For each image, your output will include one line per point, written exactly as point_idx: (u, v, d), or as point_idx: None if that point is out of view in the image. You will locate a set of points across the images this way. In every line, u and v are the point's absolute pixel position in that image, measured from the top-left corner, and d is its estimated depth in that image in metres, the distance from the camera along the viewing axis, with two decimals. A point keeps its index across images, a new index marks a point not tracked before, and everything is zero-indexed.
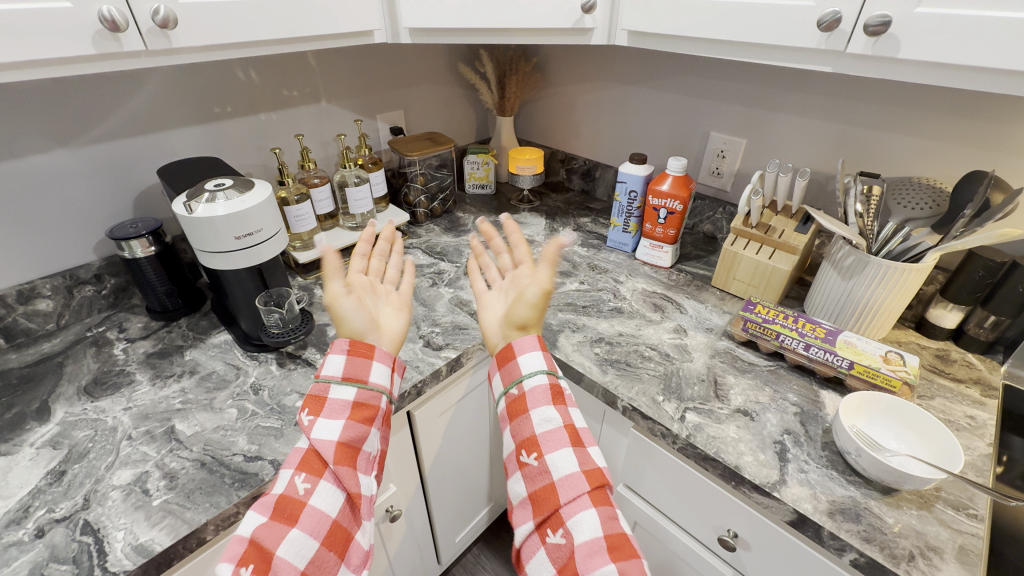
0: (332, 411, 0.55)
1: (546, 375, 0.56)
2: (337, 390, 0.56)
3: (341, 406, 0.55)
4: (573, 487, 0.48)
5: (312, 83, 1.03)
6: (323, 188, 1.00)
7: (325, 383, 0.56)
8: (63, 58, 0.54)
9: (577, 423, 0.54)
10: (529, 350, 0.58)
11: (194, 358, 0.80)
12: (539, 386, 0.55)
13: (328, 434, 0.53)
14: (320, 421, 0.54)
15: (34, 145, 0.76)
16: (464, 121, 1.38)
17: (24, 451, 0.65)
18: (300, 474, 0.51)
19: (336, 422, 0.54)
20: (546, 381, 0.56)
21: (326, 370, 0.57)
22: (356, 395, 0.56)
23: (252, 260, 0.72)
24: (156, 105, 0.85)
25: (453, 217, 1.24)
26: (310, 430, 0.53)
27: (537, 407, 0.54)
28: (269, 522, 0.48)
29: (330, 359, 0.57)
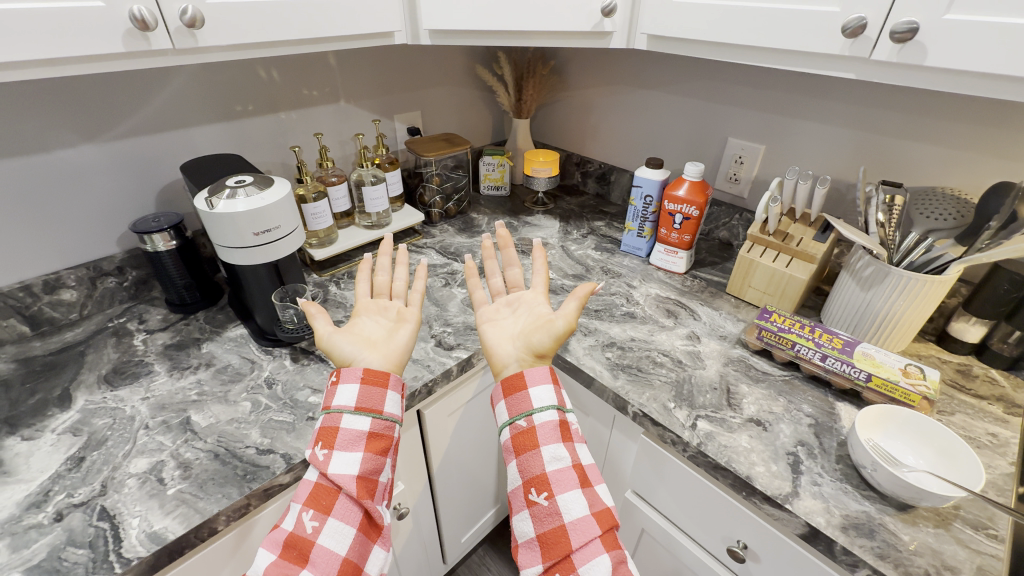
0: (345, 442, 0.55)
1: (556, 411, 0.56)
2: (349, 418, 0.57)
3: (359, 437, 0.56)
4: (585, 531, 0.49)
5: (332, 83, 1.04)
6: (340, 186, 1.01)
7: (337, 412, 0.57)
8: (93, 55, 0.56)
9: (584, 460, 0.54)
10: (539, 381, 0.58)
11: (210, 351, 0.82)
12: (549, 424, 0.55)
13: (344, 468, 0.54)
14: (336, 455, 0.55)
15: (64, 139, 0.78)
16: (481, 123, 1.39)
17: (46, 437, 0.67)
18: (314, 509, 0.52)
19: (354, 457, 0.55)
20: (556, 417, 0.56)
21: (336, 399, 0.58)
22: (369, 426, 0.57)
23: (270, 255, 0.73)
24: (181, 102, 0.87)
25: (468, 218, 1.24)
26: (325, 463, 0.54)
27: (546, 444, 0.54)
28: (279, 560, 0.50)
29: (342, 388, 0.58)
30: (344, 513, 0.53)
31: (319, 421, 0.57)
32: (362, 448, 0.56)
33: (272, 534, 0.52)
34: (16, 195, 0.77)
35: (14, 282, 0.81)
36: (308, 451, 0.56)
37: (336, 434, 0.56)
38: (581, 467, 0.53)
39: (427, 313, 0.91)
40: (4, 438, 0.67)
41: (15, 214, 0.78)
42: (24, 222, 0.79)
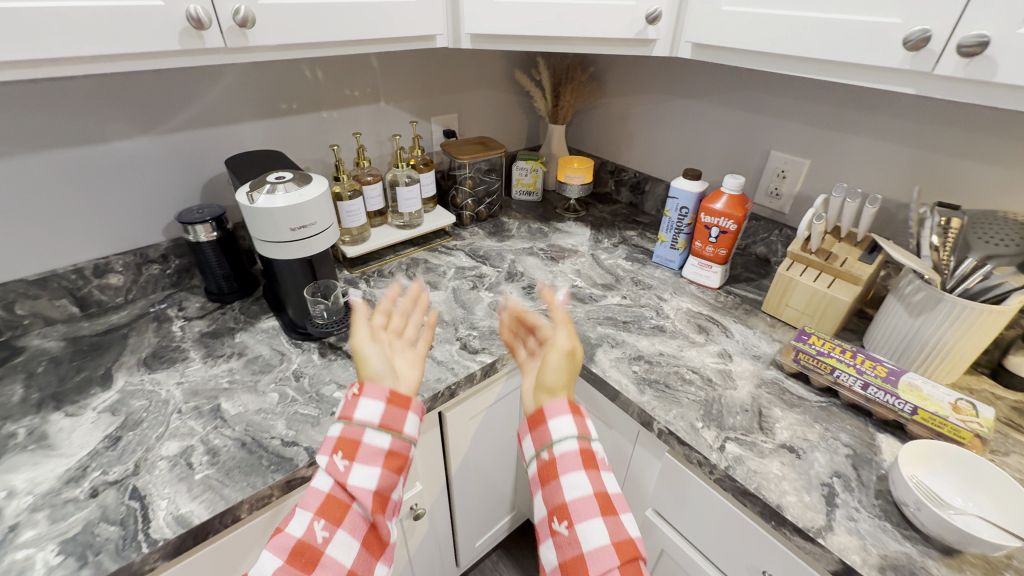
0: (364, 455, 0.56)
1: (580, 439, 0.55)
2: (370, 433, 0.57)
3: (377, 451, 0.56)
4: (605, 561, 0.47)
5: (373, 84, 1.06)
6: (375, 185, 1.02)
7: (357, 426, 0.57)
8: (151, 52, 0.58)
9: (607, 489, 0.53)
10: (560, 413, 0.57)
11: (243, 341, 0.84)
12: (574, 452, 0.54)
13: (361, 480, 0.54)
14: (353, 467, 0.55)
15: (120, 131, 0.82)
16: (516, 128, 1.39)
17: (87, 415, 0.70)
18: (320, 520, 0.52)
19: (371, 472, 0.55)
20: (581, 445, 0.55)
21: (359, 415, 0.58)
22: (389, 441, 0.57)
23: (305, 251, 0.74)
24: (230, 99, 0.90)
25: (499, 221, 1.24)
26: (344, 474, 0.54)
27: (569, 472, 0.53)
28: (285, 567, 0.49)
29: (366, 403, 0.58)
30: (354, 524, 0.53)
31: (336, 431, 0.56)
32: (380, 464, 0.56)
33: (277, 538, 0.51)
34: (73, 182, 0.81)
35: (68, 265, 0.85)
36: (322, 458, 0.55)
37: (355, 446, 0.56)
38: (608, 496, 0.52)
39: (453, 315, 0.92)
40: (50, 412, 0.70)
41: (72, 201, 0.82)
42: (80, 208, 0.83)
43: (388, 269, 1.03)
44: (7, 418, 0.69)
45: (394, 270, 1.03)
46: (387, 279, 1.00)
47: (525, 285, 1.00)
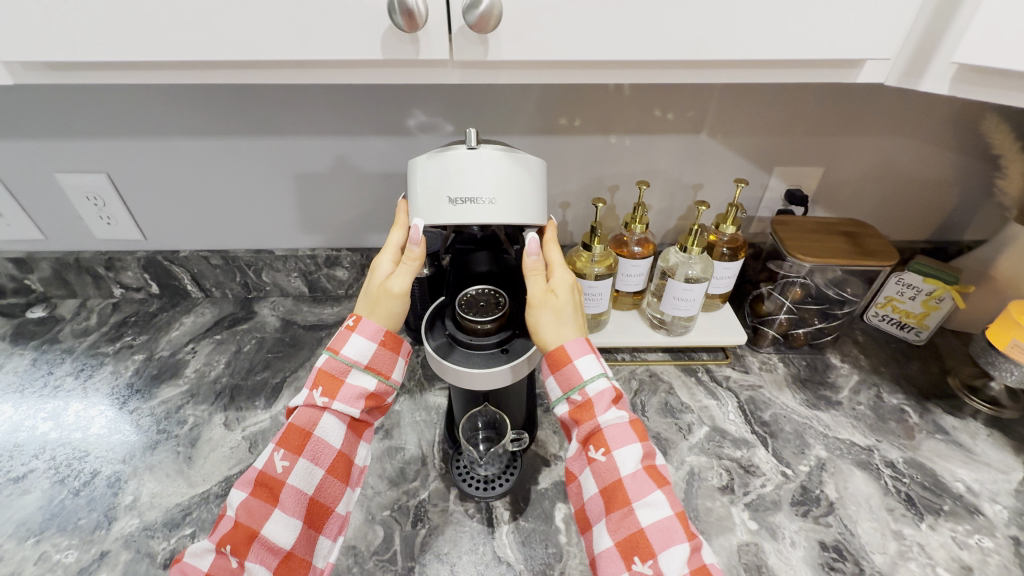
0: (616, 436, 0.42)
1: (609, 382, 0.45)
2: (587, 386, 0.44)
3: (622, 424, 0.43)
4: (635, 487, 0.41)
5: (702, 106, 0.68)
6: (639, 261, 0.68)
7: (574, 383, 0.44)
8: (351, 60, 0.37)
9: (623, 469, 0.41)
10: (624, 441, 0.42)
11: (399, 413, 0.67)
12: (602, 393, 0.44)
13: (630, 465, 0.41)
14: (615, 453, 0.42)
15: (374, 126, 0.69)
16: (924, 207, 0.79)
17: (234, 435, 0.65)
18: (626, 554, 0.39)
19: (653, 495, 0.40)
20: (610, 390, 0.44)
21: (575, 362, 0.45)
22: (627, 413, 0.44)
23: (461, 381, 0.47)
24: (500, 104, 0.67)
25: (821, 360, 0.74)
26: (614, 468, 0.41)
27: (610, 429, 0.43)
28: (292, 425, 0.46)
29: (579, 366, 0.45)
30: (663, 527, 0.39)
31: (319, 363, 0.47)
32: (637, 438, 0.43)
33: (304, 417, 0.46)
34: (324, 173, 0.74)
35: (309, 248, 0.83)
36: (304, 392, 0.47)
37: (588, 416, 0.44)
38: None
39: None
40: (218, 410, 0.68)
41: (321, 190, 0.76)
42: (328, 197, 0.77)
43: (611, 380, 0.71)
44: (193, 397, 0.70)
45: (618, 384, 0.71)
46: None
47: (825, 541, 0.53)
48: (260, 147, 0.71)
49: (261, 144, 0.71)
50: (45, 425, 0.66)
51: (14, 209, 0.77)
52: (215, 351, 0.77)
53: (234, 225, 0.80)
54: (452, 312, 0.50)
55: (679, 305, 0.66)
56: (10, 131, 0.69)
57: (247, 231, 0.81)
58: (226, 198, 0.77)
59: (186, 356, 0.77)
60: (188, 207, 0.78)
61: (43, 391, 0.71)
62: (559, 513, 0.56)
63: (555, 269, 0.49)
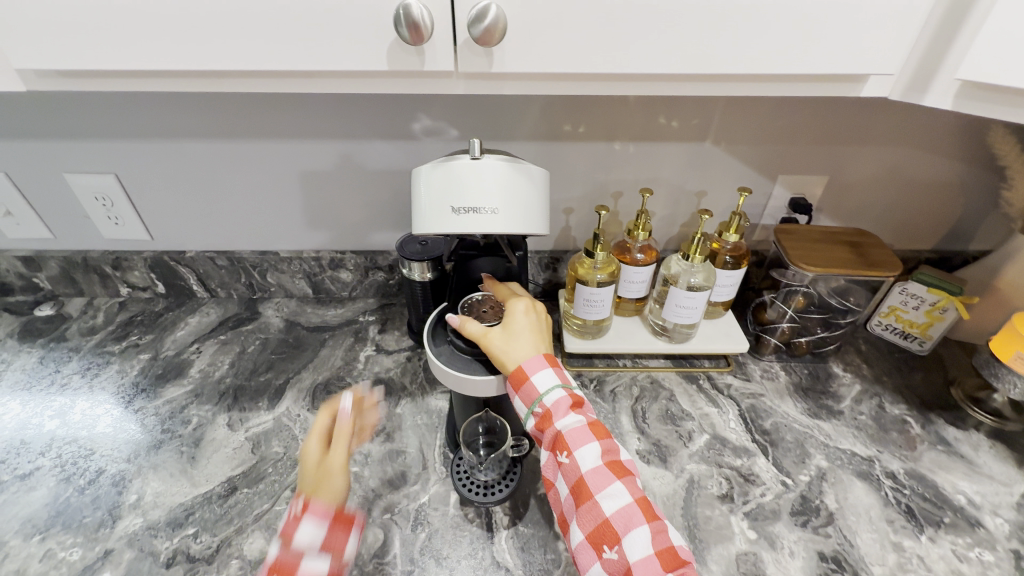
0: (574, 438, 0.43)
1: (567, 388, 0.46)
2: (545, 397, 0.45)
3: (580, 426, 0.44)
4: (595, 482, 0.41)
5: (706, 115, 0.68)
6: (642, 268, 0.68)
7: (531, 397, 0.45)
8: (357, 71, 0.38)
9: (584, 466, 0.42)
10: (584, 440, 0.43)
11: (400, 416, 0.68)
12: (558, 398, 0.45)
13: (591, 463, 0.42)
14: (575, 453, 0.43)
15: (379, 131, 0.70)
16: (929, 217, 0.79)
17: (238, 436, 0.65)
18: (595, 544, 0.39)
19: (613, 486, 0.41)
20: (567, 394, 0.45)
21: (534, 377, 0.45)
22: (586, 416, 0.46)
23: (465, 388, 0.47)
24: (505, 110, 0.68)
25: (823, 369, 0.74)
26: (575, 467, 0.42)
27: (569, 430, 0.44)
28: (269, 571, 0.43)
29: (536, 380, 0.45)
30: (624, 514, 0.39)
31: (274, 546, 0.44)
32: (595, 437, 0.44)
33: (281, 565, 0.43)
34: (329, 176, 0.75)
35: (313, 251, 0.84)
36: (280, 540, 0.44)
37: (549, 425, 0.45)
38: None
39: None
40: (222, 410, 0.69)
41: (326, 194, 0.77)
42: (333, 201, 0.78)
43: (612, 386, 0.72)
44: (197, 397, 0.71)
45: (619, 390, 0.71)
46: (602, 401, 0.69)
47: (824, 551, 0.53)
48: (267, 150, 0.72)
49: (267, 147, 0.71)
50: (51, 422, 0.67)
51: (24, 209, 0.78)
52: (219, 351, 0.78)
53: (239, 227, 0.81)
54: (459, 317, 0.51)
55: (682, 313, 0.66)
56: (21, 132, 0.70)
57: (252, 233, 0.82)
58: (232, 200, 0.78)
59: (191, 356, 0.77)
60: (194, 208, 0.78)
61: (50, 389, 0.72)
62: (558, 518, 0.56)
63: (509, 304, 0.50)
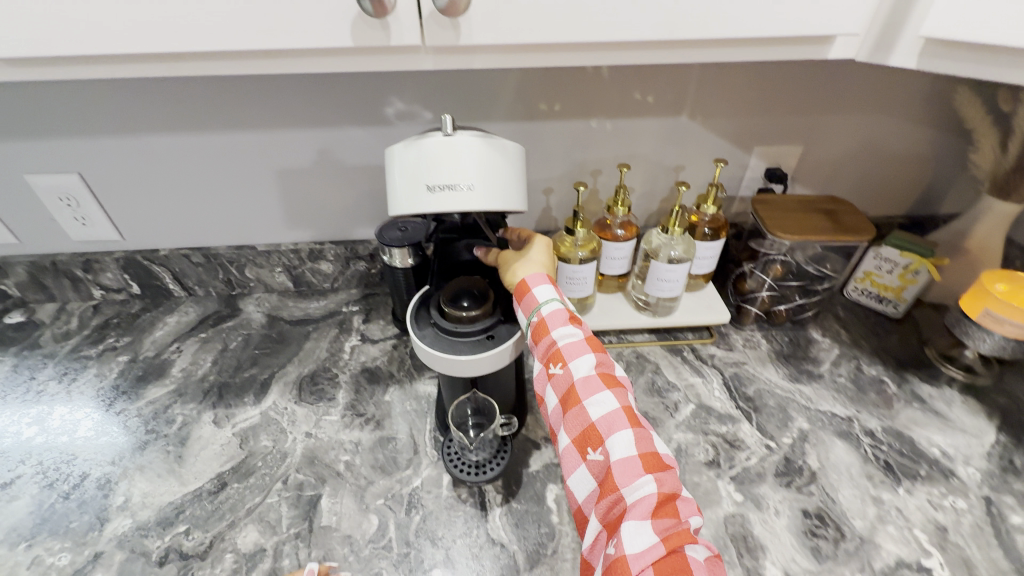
0: (569, 350, 0.46)
1: (564, 304, 0.48)
2: (542, 308, 0.47)
3: (580, 342, 0.47)
4: (587, 389, 0.44)
5: (680, 88, 0.68)
6: (623, 245, 0.69)
7: (531, 307, 0.48)
8: (321, 49, 0.37)
9: (577, 374, 0.45)
10: (578, 352, 0.45)
11: (389, 404, 0.67)
12: (555, 311, 0.47)
13: (583, 372, 0.44)
14: (569, 363, 0.45)
15: (352, 117, 0.68)
16: (900, 183, 0.81)
17: (225, 432, 0.65)
18: (581, 446, 0.42)
19: (602, 394, 0.43)
20: (564, 309, 0.47)
21: (534, 290, 0.48)
22: (583, 331, 0.48)
23: (453, 370, 0.46)
24: (479, 91, 0.67)
25: (803, 336, 0.76)
26: (568, 375, 0.45)
27: (564, 342, 0.46)
28: None
29: (536, 294, 0.48)
30: (611, 419, 0.41)
31: None
32: (591, 350, 0.46)
33: None
34: (303, 166, 0.73)
35: (291, 243, 0.82)
36: None
37: (545, 335, 0.47)
38: (663, 493, 0.38)
39: None
40: (207, 408, 0.68)
41: (300, 184, 0.75)
42: (309, 191, 0.76)
43: None
44: (180, 397, 0.70)
45: None
46: None
47: (808, 509, 0.55)
48: (236, 142, 0.70)
49: (237, 138, 0.70)
50: (29, 430, 0.65)
51: None
52: (200, 349, 0.77)
53: (213, 221, 0.79)
54: (438, 298, 0.50)
55: (664, 286, 0.67)
56: None
57: (227, 227, 0.80)
58: (205, 195, 0.76)
59: (171, 355, 0.76)
60: (165, 204, 0.76)
61: (26, 396, 0.70)
62: (550, 493, 0.57)
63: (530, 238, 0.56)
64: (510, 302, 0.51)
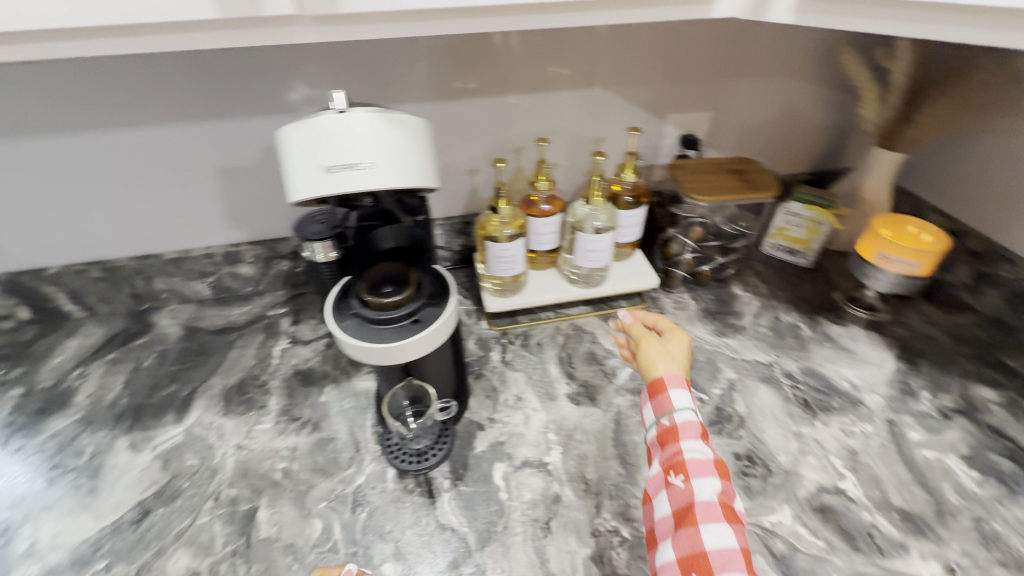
0: (696, 466, 0.39)
1: (698, 416, 0.42)
2: (676, 412, 0.43)
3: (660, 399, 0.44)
4: (708, 513, 0.37)
5: (592, 59, 0.68)
6: (551, 219, 0.69)
7: (663, 408, 0.43)
8: (184, 22, 0.33)
9: (699, 494, 0.38)
10: (703, 472, 0.39)
11: (326, 404, 0.65)
12: (687, 419, 0.42)
13: (707, 495, 0.37)
14: (693, 482, 0.38)
15: (252, 106, 0.64)
16: (802, 142, 0.86)
17: (144, 456, 0.60)
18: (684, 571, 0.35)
19: (721, 524, 0.36)
20: (697, 422, 0.42)
21: (670, 393, 0.44)
22: (713, 450, 0.41)
23: (393, 358, 0.45)
24: (389, 71, 0.64)
25: (726, 292, 0.80)
26: (691, 495, 0.38)
27: (693, 454, 0.40)
28: None
29: (673, 396, 0.44)
30: (729, 556, 0.34)
31: None
32: (719, 474, 0.39)
33: None
34: (205, 163, 0.68)
35: (202, 248, 0.76)
36: None
37: (672, 440, 0.41)
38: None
39: (601, 471, 0.57)
40: (121, 433, 0.62)
41: (204, 182, 0.70)
42: (214, 189, 0.71)
43: (537, 339, 0.73)
44: (89, 425, 0.63)
45: (544, 341, 0.73)
46: (530, 355, 0.71)
47: (739, 451, 0.58)
48: (124, 140, 0.63)
49: (122, 136, 0.63)
50: None
51: None
52: (109, 372, 0.70)
53: (107, 232, 0.71)
54: (358, 289, 0.48)
55: (594, 258, 0.68)
56: None
57: (124, 238, 0.72)
58: (93, 203, 0.68)
59: (74, 382, 0.69)
60: (44, 216, 0.68)
61: None
62: (497, 471, 0.57)
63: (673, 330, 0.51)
64: (436, 284, 0.51)
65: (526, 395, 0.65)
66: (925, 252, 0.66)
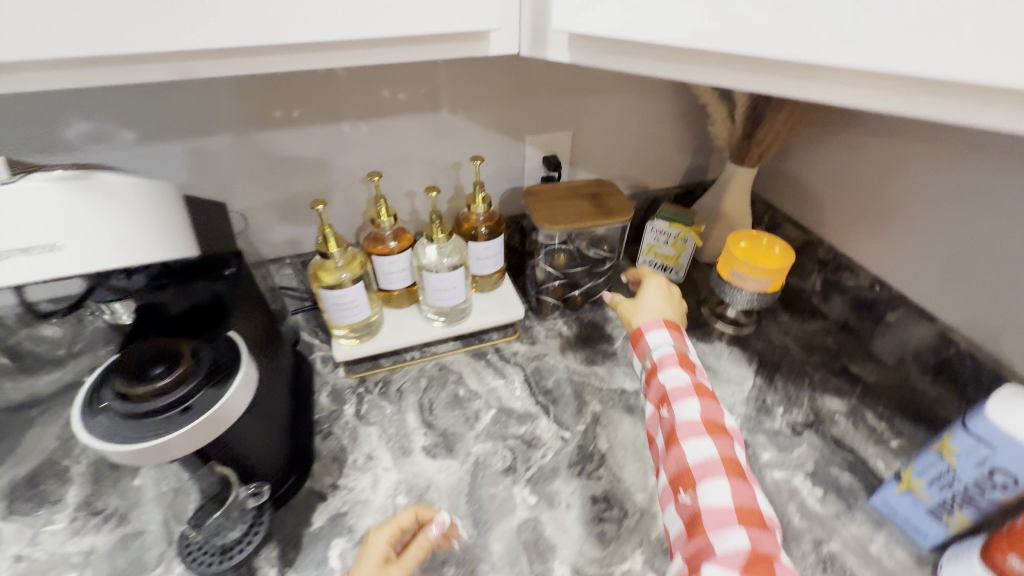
0: (700, 468, 0.39)
1: (704, 411, 0.41)
2: (678, 412, 0.42)
3: (685, 390, 0.43)
4: (713, 520, 0.36)
5: (430, 82, 0.64)
6: (398, 257, 0.64)
7: (664, 403, 0.44)
8: None
9: (704, 498, 0.37)
10: (710, 475, 0.38)
11: (139, 489, 0.56)
12: (691, 418, 0.41)
13: (713, 500, 0.37)
14: (699, 488, 0.38)
15: (19, 145, 0.54)
16: (667, 158, 0.87)
17: None
18: None
19: (732, 534, 0.35)
20: (704, 418, 0.41)
21: (668, 389, 0.43)
22: (722, 445, 0.40)
23: (166, 454, 0.38)
24: (190, 101, 0.57)
25: (600, 316, 0.78)
26: (675, 420, 0.42)
27: (698, 457, 0.39)
28: None
29: (669, 391, 0.43)
30: (739, 570, 0.33)
31: None
32: (725, 473, 0.38)
33: None
34: None
35: None
36: None
37: (675, 443, 0.41)
38: (757, 555, 0.34)
39: None
40: None
41: None
42: None
43: (398, 385, 0.67)
44: None
45: (406, 387, 0.67)
46: (387, 404, 0.65)
47: (596, 494, 0.56)
48: None
49: None
50: None
51: None
52: None
53: None
54: (113, 379, 0.40)
55: (445, 297, 0.64)
56: None
57: None
58: None
59: None
60: None
61: None
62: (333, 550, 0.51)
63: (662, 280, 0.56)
64: (220, 358, 0.43)
65: (378, 452, 0.60)
66: (772, 269, 0.67)
